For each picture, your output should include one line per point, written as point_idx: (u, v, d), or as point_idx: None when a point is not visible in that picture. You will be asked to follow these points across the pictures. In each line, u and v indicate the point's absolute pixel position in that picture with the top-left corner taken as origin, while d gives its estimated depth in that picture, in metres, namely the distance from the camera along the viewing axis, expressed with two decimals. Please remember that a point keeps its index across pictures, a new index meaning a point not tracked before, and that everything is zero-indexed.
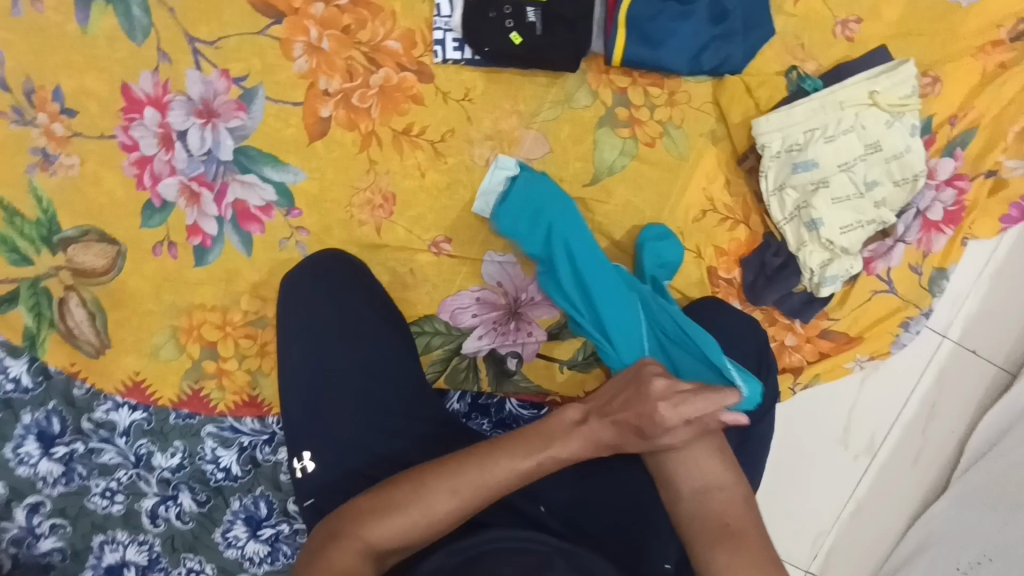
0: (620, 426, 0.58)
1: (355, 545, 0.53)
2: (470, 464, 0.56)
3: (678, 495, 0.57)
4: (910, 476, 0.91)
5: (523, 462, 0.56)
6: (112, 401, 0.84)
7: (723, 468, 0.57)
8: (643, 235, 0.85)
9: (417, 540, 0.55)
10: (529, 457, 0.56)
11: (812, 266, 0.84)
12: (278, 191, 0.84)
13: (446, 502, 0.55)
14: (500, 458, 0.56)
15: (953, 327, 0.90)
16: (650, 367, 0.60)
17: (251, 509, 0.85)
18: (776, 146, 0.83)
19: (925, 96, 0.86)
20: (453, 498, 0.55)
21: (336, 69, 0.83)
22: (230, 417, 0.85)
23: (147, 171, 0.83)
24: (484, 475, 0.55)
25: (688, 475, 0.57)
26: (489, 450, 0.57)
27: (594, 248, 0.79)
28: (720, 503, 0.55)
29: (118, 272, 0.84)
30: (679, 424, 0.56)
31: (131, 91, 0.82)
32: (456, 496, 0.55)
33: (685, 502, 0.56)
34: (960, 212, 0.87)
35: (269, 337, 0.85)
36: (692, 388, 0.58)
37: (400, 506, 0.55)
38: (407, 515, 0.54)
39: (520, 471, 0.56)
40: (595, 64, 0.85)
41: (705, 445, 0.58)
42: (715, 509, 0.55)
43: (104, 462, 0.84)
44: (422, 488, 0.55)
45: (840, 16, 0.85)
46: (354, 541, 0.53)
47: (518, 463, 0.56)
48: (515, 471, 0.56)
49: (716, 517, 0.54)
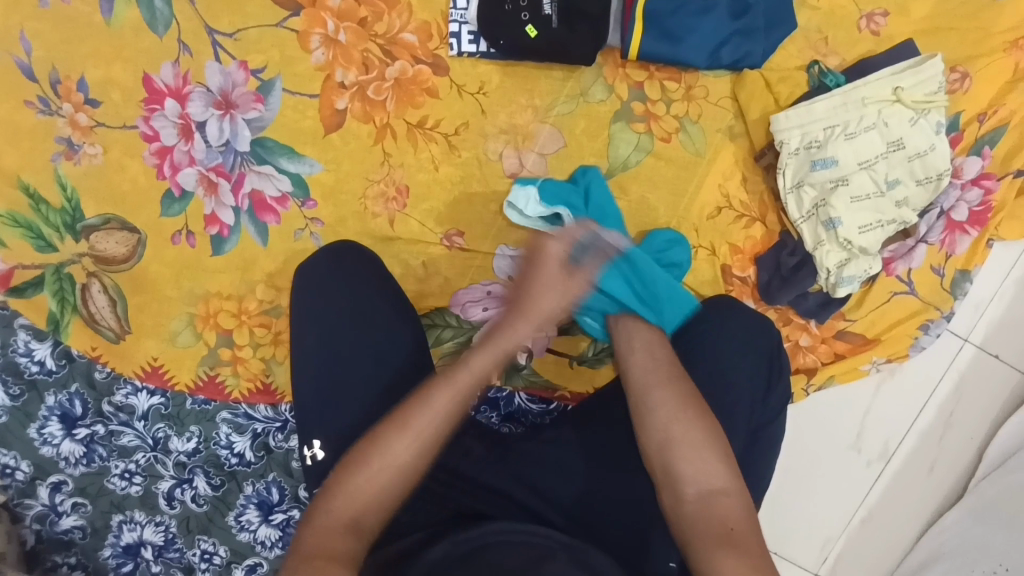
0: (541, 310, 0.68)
1: (335, 519, 0.55)
2: (412, 407, 0.60)
3: (681, 500, 0.57)
4: (925, 483, 0.89)
5: (460, 372, 0.62)
6: (131, 385, 0.86)
7: (727, 472, 0.57)
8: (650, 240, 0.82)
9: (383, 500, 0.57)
10: (465, 365, 0.63)
11: (828, 266, 0.82)
12: (294, 182, 0.84)
13: (404, 446, 0.58)
14: (436, 387, 0.61)
15: (975, 332, 0.88)
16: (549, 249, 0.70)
17: (264, 494, 0.86)
18: (795, 143, 0.81)
19: (953, 92, 0.83)
20: (406, 435, 0.58)
21: (352, 61, 0.83)
22: (244, 404, 0.86)
23: (167, 161, 0.84)
24: (426, 406, 0.60)
25: (694, 480, 0.57)
26: (421, 388, 0.62)
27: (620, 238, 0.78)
28: (725, 509, 0.55)
29: (138, 259, 0.86)
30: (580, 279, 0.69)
31: (152, 82, 0.83)
32: (413, 438, 0.58)
33: (689, 505, 0.56)
34: (987, 212, 0.84)
35: (283, 326, 0.87)
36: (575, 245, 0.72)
37: (366, 466, 0.57)
38: (376, 471, 0.57)
39: (461, 390, 0.61)
40: (611, 58, 0.84)
41: (713, 450, 0.58)
42: (720, 513, 0.55)
43: (123, 445, 0.86)
44: (379, 441, 0.59)
45: (865, 10, 0.84)
46: (334, 518, 0.55)
47: (446, 382, 0.62)
48: (460, 383, 0.62)
49: (720, 522, 0.54)
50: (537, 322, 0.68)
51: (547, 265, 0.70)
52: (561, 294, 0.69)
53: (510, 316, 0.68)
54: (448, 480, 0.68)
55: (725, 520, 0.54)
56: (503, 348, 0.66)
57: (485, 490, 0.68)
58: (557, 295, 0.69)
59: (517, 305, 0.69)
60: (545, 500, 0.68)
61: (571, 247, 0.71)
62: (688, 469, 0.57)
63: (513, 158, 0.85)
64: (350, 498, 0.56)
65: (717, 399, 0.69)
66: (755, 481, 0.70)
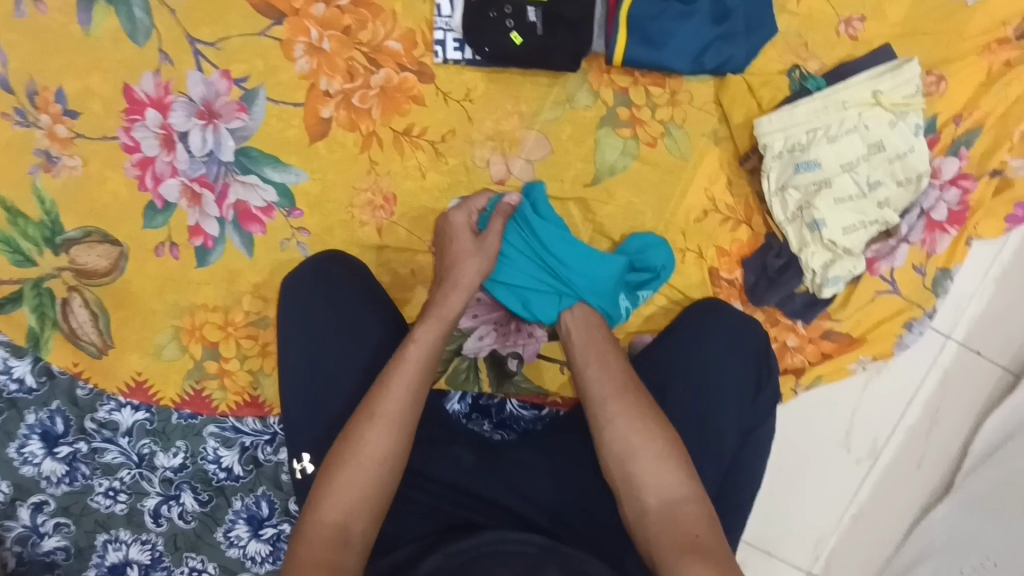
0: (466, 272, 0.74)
1: (325, 526, 0.57)
2: (374, 399, 0.63)
3: (645, 511, 0.58)
4: (913, 479, 0.91)
5: (408, 349, 0.67)
6: (115, 401, 0.85)
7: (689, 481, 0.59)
8: (628, 244, 0.84)
9: (368, 494, 0.59)
10: (408, 343, 0.68)
11: (814, 267, 0.83)
12: (280, 192, 0.84)
13: (377, 433, 0.61)
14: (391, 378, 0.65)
15: (957, 328, 0.90)
16: (456, 220, 0.78)
17: (253, 508, 0.85)
18: (779, 146, 0.82)
19: (929, 95, 0.85)
20: (375, 421, 0.62)
21: (337, 69, 0.83)
22: (232, 417, 0.85)
23: (149, 172, 0.83)
24: (386, 390, 0.64)
25: (655, 490, 0.58)
26: (380, 379, 0.66)
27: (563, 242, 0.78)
28: (688, 517, 0.56)
29: (120, 273, 0.84)
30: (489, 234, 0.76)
31: (133, 92, 0.82)
32: (382, 423, 0.62)
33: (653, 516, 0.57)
34: (965, 212, 0.86)
35: (271, 337, 0.85)
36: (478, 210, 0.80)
37: (346, 464, 0.60)
38: (356, 469, 0.60)
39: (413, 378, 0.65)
40: (596, 64, 0.85)
41: (668, 459, 0.60)
42: (684, 522, 0.56)
43: (108, 462, 0.84)
44: (353, 438, 0.61)
45: (844, 15, 0.85)
46: (322, 524, 0.57)
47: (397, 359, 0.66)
48: (411, 359, 0.66)
49: (684, 531, 0.55)
50: (462, 289, 0.74)
51: (456, 238, 0.77)
52: (475, 258, 0.75)
53: (437, 294, 0.74)
54: (440, 489, 0.68)
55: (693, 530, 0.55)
56: (443, 319, 0.71)
57: (478, 499, 0.68)
58: (469, 260, 0.75)
59: (442, 284, 0.75)
60: (539, 509, 0.67)
61: (474, 216, 0.79)
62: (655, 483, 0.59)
63: (500, 164, 0.85)
64: (333, 502, 0.58)
65: (705, 402, 0.70)
66: (746, 482, 0.70)
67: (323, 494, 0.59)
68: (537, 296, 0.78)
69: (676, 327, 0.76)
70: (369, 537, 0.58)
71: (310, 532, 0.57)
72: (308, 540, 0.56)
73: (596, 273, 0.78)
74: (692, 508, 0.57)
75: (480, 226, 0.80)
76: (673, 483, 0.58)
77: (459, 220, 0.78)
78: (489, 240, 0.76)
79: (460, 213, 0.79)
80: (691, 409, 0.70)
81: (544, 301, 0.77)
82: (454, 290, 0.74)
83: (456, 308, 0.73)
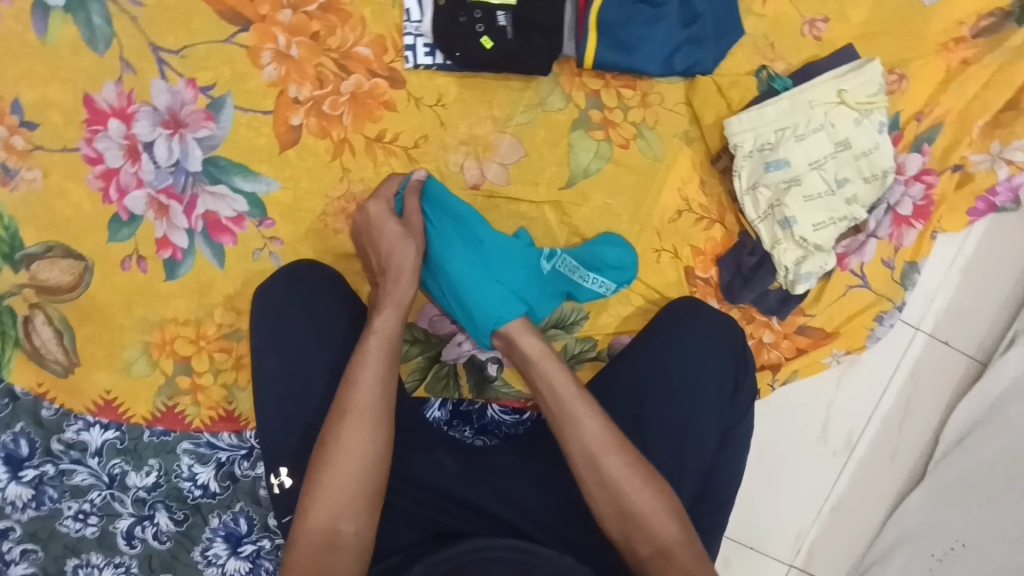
0: (404, 254, 0.74)
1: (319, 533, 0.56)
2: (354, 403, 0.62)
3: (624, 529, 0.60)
4: (890, 470, 0.93)
5: (369, 342, 0.67)
6: (83, 420, 0.82)
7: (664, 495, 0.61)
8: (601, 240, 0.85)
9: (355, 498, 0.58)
10: (368, 336, 0.68)
11: (787, 264, 0.84)
12: (250, 201, 0.82)
13: (359, 437, 0.61)
14: (364, 378, 0.64)
15: (925, 320, 0.92)
16: (375, 209, 0.77)
17: (231, 525, 0.83)
18: (748, 145, 0.84)
19: (892, 94, 0.87)
20: (357, 424, 0.61)
21: (306, 76, 0.82)
22: (206, 433, 0.83)
23: (113, 183, 0.81)
24: (355, 388, 0.63)
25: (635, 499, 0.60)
26: (350, 377, 0.64)
27: (485, 236, 0.78)
28: (663, 530, 0.59)
29: (85, 288, 0.82)
30: (414, 212, 0.77)
31: (94, 102, 0.80)
32: (365, 425, 0.61)
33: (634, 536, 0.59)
34: (929, 206, 0.88)
35: (244, 350, 0.84)
36: (387, 198, 0.78)
37: (331, 469, 0.59)
38: (341, 473, 0.59)
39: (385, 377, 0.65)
40: (568, 67, 0.85)
41: (644, 473, 0.61)
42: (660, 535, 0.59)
43: (76, 484, 0.81)
44: (336, 442, 0.60)
45: (808, 16, 0.87)
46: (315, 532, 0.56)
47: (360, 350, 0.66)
48: (373, 351, 0.66)
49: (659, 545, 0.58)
50: (405, 271, 0.74)
51: (381, 228, 0.76)
52: (411, 239, 0.75)
53: (383, 284, 0.73)
54: (423, 497, 0.68)
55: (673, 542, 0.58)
56: (399, 302, 0.71)
57: (462, 506, 0.67)
58: (403, 243, 0.74)
59: (385, 275, 0.74)
60: (523, 514, 0.67)
61: (392, 203, 0.78)
62: (635, 484, 0.60)
63: (474, 169, 0.84)
64: (318, 505, 0.58)
65: (686, 404, 0.71)
66: (727, 478, 0.71)
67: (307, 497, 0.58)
68: (477, 305, 0.75)
69: (653, 326, 0.77)
70: (363, 539, 0.57)
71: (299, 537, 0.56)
72: (297, 548, 0.56)
73: (519, 258, 0.79)
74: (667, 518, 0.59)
75: (397, 210, 0.79)
76: (650, 484, 0.61)
77: (378, 208, 0.77)
78: (413, 220, 0.76)
79: (377, 204, 0.77)
80: (671, 410, 0.71)
81: (486, 313, 0.74)
82: (400, 275, 0.73)
83: (404, 289, 0.73)
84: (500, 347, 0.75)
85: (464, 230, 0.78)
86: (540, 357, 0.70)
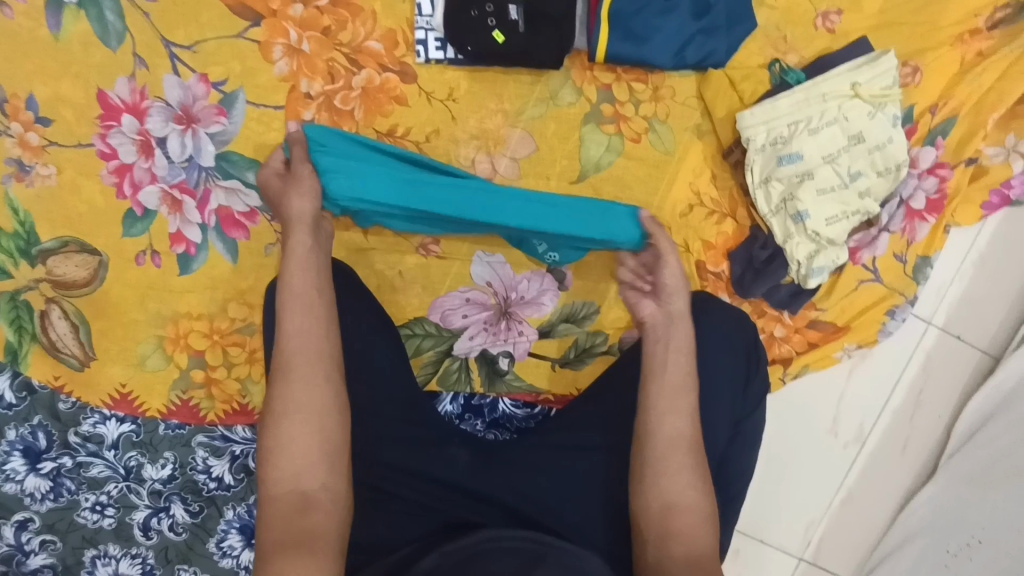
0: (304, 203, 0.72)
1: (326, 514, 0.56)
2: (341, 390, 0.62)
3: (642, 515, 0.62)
4: (901, 463, 0.93)
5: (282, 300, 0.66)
6: (99, 414, 0.83)
7: (678, 489, 0.62)
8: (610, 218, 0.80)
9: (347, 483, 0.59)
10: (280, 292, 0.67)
11: (799, 259, 0.83)
12: (263, 197, 0.83)
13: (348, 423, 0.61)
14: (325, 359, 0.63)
15: (938, 314, 0.92)
16: (269, 178, 0.76)
17: (245, 517, 0.84)
18: (761, 139, 0.83)
19: (906, 86, 0.86)
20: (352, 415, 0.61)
21: (317, 71, 0.82)
22: (221, 426, 0.84)
23: (126, 179, 0.81)
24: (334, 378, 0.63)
25: (654, 493, 0.62)
26: (314, 356, 0.63)
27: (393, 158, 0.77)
28: (679, 523, 0.60)
29: (100, 282, 0.82)
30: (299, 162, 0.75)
31: (107, 97, 0.80)
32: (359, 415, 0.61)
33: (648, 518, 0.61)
34: (942, 200, 0.88)
35: (258, 344, 0.85)
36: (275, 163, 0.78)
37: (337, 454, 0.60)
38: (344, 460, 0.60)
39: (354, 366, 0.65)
40: (579, 61, 0.85)
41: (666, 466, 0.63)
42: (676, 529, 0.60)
43: (93, 476, 0.82)
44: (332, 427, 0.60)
45: (821, 8, 0.86)
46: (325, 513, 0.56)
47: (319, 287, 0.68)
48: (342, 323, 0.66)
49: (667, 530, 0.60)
50: (302, 222, 0.71)
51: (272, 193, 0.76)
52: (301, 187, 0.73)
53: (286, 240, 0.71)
54: (435, 491, 0.69)
55: (697, 548, 0.59)
56: (298, 254, 0.69)
57: (474, 499, 0.68)
58: (295, 195, 0.72)
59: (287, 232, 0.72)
60: (537, 505, 0.68)
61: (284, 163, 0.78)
62: (648, 471, 0.63)
63: (485, 163, 0.84)
64: (311, 467, 0.58)
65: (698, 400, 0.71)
66: (738, 474, 0.71)
67: (297, 455, 0.58)
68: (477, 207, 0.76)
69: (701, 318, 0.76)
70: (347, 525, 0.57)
71: (275, 497, 0.57)
72: (287, 521, 0.55)
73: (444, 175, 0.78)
74: (683, 513, 0.61)
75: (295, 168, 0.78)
76: (661, 471, 0.63)
77: (268, 176, 0.76)
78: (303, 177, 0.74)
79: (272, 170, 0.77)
80: None
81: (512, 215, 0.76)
82: (297, 227, 0.71)
83: (301, 242, 0.70)
84: (649, 304, 0.76)
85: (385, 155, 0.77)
86: (667, 319, 0.74)
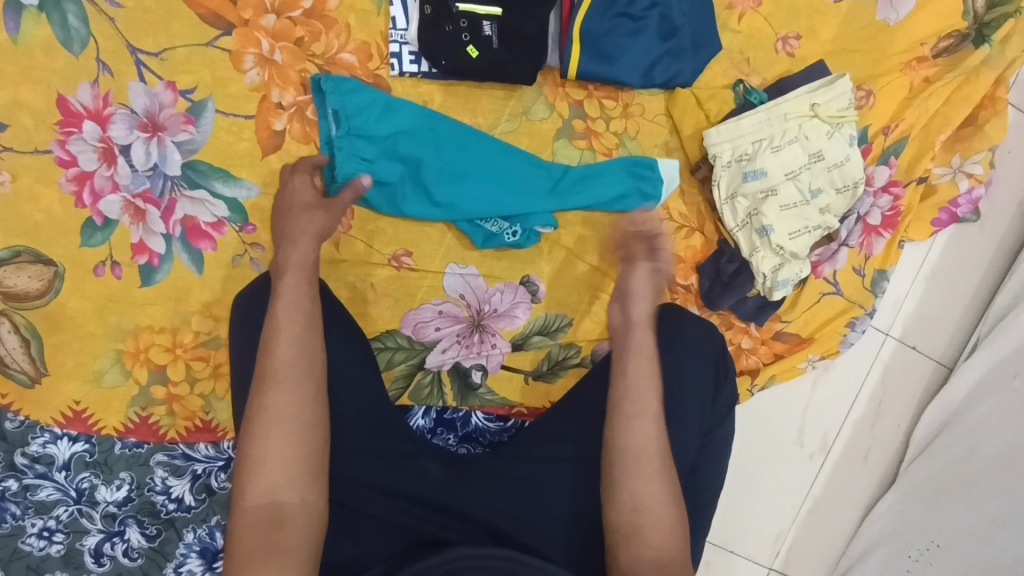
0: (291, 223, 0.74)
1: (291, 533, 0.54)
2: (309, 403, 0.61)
3: (615, 528, 0.62)
4: (862, 472, 0.96)
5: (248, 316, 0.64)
6: (49, 433, 0.78)
7: (651, 501, 0.62)
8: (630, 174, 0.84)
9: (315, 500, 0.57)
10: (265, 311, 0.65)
11: (765, 271, 0.85)
12: (231, 207, 0.81)
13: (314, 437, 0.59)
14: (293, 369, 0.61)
15: (895, 326, 0.96)
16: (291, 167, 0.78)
17: (207, 540, 0.81)
18: (727, 156, 0.86)
19: (860, 108, 0.90)
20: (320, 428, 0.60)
21: (290, 82, 0.81)
22: (182, 444, 0.81)
23: (86, 187, 0.78)
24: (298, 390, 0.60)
25: (623, 508, 0.62)
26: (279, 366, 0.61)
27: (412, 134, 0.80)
28: (652, 536, 0.60)
29: (55, 294, 0.79)
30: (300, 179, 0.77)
31: (68, 103, 0.77)
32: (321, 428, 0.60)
33: (619, 531, 0.61)
34: (896, 216, 0.91)
35: (223, 358, 0.82)
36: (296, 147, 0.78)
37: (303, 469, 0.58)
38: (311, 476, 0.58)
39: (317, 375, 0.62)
40: (551, 78, 0.87)
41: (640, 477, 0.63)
42: (647, 542, 0.60)
43: (41, 499, 0.78)
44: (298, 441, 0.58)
45: (781, 32, 0.90)
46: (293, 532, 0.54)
47: (298, 294, 0.66)
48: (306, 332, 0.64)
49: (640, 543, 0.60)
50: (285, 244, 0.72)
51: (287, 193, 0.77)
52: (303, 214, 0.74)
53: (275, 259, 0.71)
54: (407, 507, 0.67)
55: (665, 559, 0.59)
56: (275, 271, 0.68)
57: (446, 515, 0.67)
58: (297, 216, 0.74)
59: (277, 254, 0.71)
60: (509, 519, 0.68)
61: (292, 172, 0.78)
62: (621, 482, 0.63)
63: None
64: (278, 479, 0.56)
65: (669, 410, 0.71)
66: (708, 484, 0.72)
67: (261, 468, 0.56)
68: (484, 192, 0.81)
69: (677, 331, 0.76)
70: (313, 541, 0.56)
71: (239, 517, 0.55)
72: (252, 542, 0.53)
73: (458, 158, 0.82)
74: (656, 526, 0.61)
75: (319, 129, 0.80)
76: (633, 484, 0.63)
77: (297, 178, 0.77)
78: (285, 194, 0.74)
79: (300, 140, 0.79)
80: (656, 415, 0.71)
81: (531, 187, 0.82)
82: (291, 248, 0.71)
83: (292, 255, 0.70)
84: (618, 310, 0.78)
85: (386, 112, 0.79)
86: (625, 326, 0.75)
